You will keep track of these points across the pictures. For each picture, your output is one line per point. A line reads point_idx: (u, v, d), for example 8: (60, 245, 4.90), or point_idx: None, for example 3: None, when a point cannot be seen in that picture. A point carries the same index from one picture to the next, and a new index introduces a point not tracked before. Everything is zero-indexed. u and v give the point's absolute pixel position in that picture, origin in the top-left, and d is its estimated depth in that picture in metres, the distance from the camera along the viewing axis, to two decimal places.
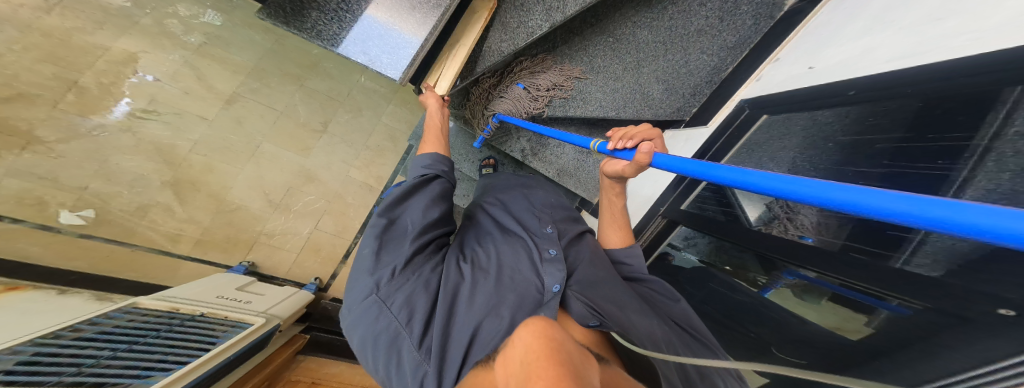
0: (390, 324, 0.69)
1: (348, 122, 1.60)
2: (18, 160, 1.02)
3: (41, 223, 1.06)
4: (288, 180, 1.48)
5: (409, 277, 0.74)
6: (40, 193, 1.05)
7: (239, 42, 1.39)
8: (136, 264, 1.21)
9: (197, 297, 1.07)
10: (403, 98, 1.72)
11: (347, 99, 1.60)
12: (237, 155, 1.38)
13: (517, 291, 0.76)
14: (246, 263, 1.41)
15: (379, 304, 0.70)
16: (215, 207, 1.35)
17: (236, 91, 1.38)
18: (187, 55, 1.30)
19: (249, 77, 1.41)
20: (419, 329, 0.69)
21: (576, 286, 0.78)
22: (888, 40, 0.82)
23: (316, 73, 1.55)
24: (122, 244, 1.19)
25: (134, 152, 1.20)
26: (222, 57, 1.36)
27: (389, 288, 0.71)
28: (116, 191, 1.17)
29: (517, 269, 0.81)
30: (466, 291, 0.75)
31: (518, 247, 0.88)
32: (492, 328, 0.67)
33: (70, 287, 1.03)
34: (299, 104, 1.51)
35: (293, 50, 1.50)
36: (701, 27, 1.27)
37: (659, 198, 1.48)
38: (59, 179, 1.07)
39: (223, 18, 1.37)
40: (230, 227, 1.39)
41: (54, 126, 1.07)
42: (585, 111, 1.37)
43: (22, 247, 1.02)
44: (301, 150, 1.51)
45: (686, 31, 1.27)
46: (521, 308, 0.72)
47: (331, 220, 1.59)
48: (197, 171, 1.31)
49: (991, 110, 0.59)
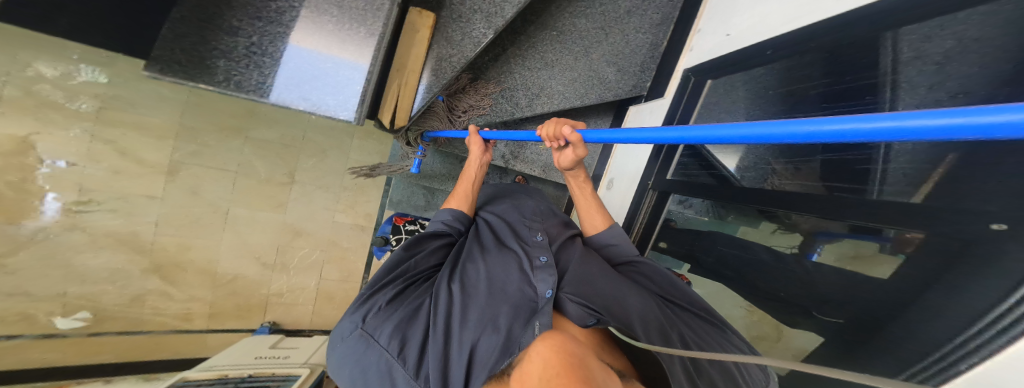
0: (383, 352, 0.86)
1: (314, 167, 1.69)
2: None
3: (44, 333, 1.39)
4: (277, 236, 1.70)
5: (397, 310, 0.92)
6: (28, 310, 1.37)
7: (149, 102, 1.42)
8: (163, 345, 1.58)
9: (236, 362, 1.23)
10: (365, 130, 1.75)
11: (304, 143, 1.66)
12: (207, 228, 1.58)
13: (508, 301, 0.96)
14: (268, 324, 1.68)
15: (370, 339, 0.87)
16: (211, 281, 1.63)
17: (173, 161, 1.50)
18: (90, 125, 1.37)
19: (180, 139, 1.49)
20: (412, 358, 0.87)
21: (568, 286, 0.99)
22: (778, 7, 1.05)
23: (256, 121, 1.58)
24: (137, 333, 1.54)
25: (88, 248, 1.43)
26: (126, 118, 1.41)
27: (375, 323, 0.89)
28: (100, 291, 1.47)
29: (509, 281, 1.02)
30: (458, 311, 0.94)
31: (511, 262, 1.07)
32: (483, 343, 0.88)
33: (117, 374, 1.47)
34: (253, 158, 1.60)
35: (220, 101, 1.52)
36: (629, 8, 1.38)
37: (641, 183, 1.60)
38: (30, 292, 1.36)
39: (107, 73, 1.37)
40: (235, 296, 1.68)
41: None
42: (550, 106, 1.45)
43: (39, 356, 1.38)
44: (277, 206, 1.67)
45: (617, 13, 1.36)
46: (515, 319, 0.91)
47: (335, 268, 1.83)
48: (174, 252, 1.56)
49: (881, 50, 0.78)
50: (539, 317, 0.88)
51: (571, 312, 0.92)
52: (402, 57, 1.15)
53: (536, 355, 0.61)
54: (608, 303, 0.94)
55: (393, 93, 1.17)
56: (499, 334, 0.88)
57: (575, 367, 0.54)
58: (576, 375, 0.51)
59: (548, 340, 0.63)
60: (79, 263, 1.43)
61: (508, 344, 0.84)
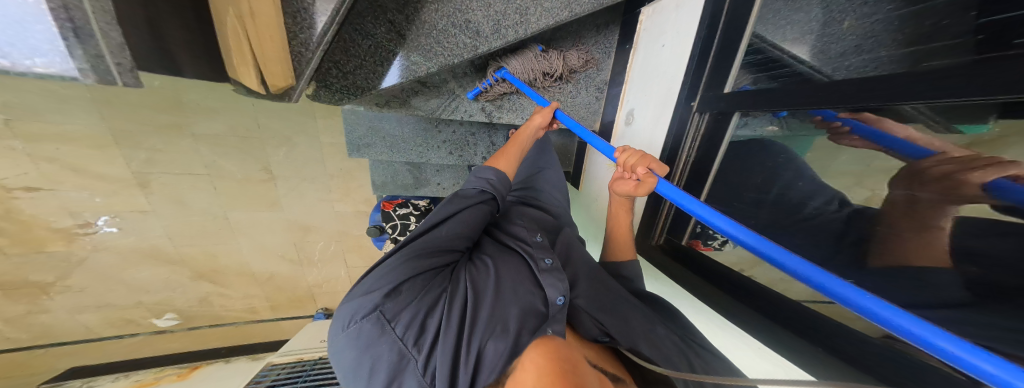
0: (393, 343, 0.58)
1: (287, 157, 1.48)
2: (60, 298, 1.48)
3: (152, 330, 1.68)
4: (287, 234, 1.68)
5: (416, 293, 0.63)
6: (124, 315, 1.62)
7: (52, 104, 1.13)
8: (250, 333, 1.86)
9: (307, 345, 1.36)
10: (326, 107, 1.44)
11: (264, 130, 1.41)
12: (218, 232, 1.57)
13: (519, 304, 0.67)
14: (321, 310, 1.87)
15: (383, 324, 0.59)
16: (252, 278, 1.75)
17: (137, 172, 1.34)
18: (22, 144, 1.16)
19: (123, 147, 1.28)
20: (429, 350, 0.60)
21: (583, 298, 0.73)
22: None
23: (193, 113, 1.30)
24: (225, 325, 1.81)
25: (137, 263, 1.53)
26: (47, 131, 1.16)
27: (394, 305, 0.60)
28: (170, 296, 1.65)
29: (519, 279, 0.73)
30: (476, 307, 0.66)
31: (515, 256, 0.80)
32: (494, 347, 0.61)
33: None
34: (217, 158, 1.40)
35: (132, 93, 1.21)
36: None
37: (662, 88, 0.93)
38: (112, 301, 1.57)
39: None
40: (284, 289, 1.84)
41: (44, 268, 1.40)
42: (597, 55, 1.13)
43: (166, 344, 1.73)
44: (270, 203, 1.57)
45: None
46: (528, 323, 0.64)
47: (355, 255, 1.85)
48: (203, 258, 1.62)
49: None
50: (553, 327, 0.65)
51: (585, 328, 0.70)
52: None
53: (529, 365, 0.57)
54: (618, 323, 0.70)
55: (288, 12, 0.58)
56: (513, 342, 0.61)
57: (569, 375, 0.53)
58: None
59: (541, 345, 0.61)
60: (132, 278, 1.55)
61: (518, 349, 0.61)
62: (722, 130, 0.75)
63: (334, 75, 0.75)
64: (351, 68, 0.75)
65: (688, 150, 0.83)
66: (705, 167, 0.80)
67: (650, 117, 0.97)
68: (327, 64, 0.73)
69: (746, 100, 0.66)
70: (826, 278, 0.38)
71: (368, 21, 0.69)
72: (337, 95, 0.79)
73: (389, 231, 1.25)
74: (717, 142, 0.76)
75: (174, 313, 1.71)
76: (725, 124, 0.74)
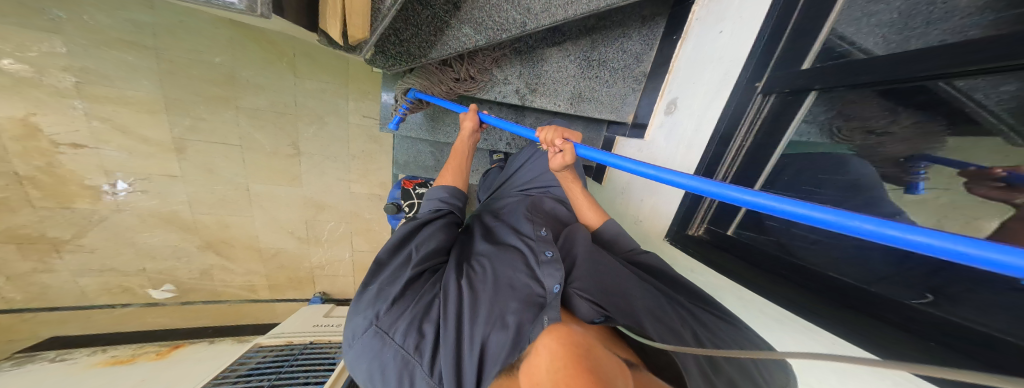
0: (398, 351, 0.66)
1: (316, 135, 1.56)
2: (68, 258, 1.49)
3: (146, 302, 1.64)
4: (302, 210, 1.70)
5: (411, 302, 0.71)
6: (123, 283, 1.59)
7: (122, 71, 1.27)
8: (243, 313, 1.81)
9: (299, 330, 1.32)
10: (359, 89, 1.54)
11: (300, 108, 1.50)
12: (237, 202, 1.61)
13: (512, 298, 0.70)
14: (319, 294, 1.83)
15: (384, 337, 0.67)
16: (258, 255, 1.75)
17: (176, 138, 1.42)
18: (84, 102, 1.28)
19: (171, 113, 1.38)
20: (431, 351, 0.66)
21: (584, 282, 0.70)
22: None
23: (241, 87, 1.41)
24: (220, 302, 1.77)
25: (151, 228, 1.55)
26: (110, 92, 1.28)
27: (390, 317, 0.69)
28: (173, 265, 1.64)
29: (512, 276, 0.76)
30: (469, 305, 0.70)
31: (512, 254, 0.84)
32: (494, 340, 0.64)
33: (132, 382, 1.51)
34: (253, 131, 1.49)
35: (192, 65, 1.33)
36: None
37: (708, 78, 0.93)
38: (116, 267, 1.56)
39: (65, 41, 1.19)
40: (286, 268, 1.82)
41: (63, 224, 1.43)
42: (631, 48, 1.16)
43: (156, 319, 1.68)
44: (292, 179, 1.63)
45: None
46: (524, 312, 0.66)
47: (363, 239, 1.86)
48: (216, 228, 1.64)
49: None
50: (548, 312, 0.62)
51: (580, 310, 0.65)
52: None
53: (542, 348, 0.52)
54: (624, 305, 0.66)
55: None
56: (509, 333, 0.63)
57: (580, 352, 0.49)
58: (578, 367, 0.46)
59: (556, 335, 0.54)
60: (142, 242, 1.56)
61: (520, 339, 0.61)
62: (795, 109, 0.69)
63: (391, 41, 0.84)
64: (409, 36, 0.84)
65: (744, 137, 0.80)
66: (760, 154, 0.77)
67: (696, 107, 0.95)
68: (388, 31, 0.82)
69: (822, 74, 0.63)
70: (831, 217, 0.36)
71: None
72: (389, 60, 0.90)
73: (406, 209, 1.22)
74: (783, 125, 0.72)
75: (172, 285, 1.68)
76: (796, 105, 0.69)
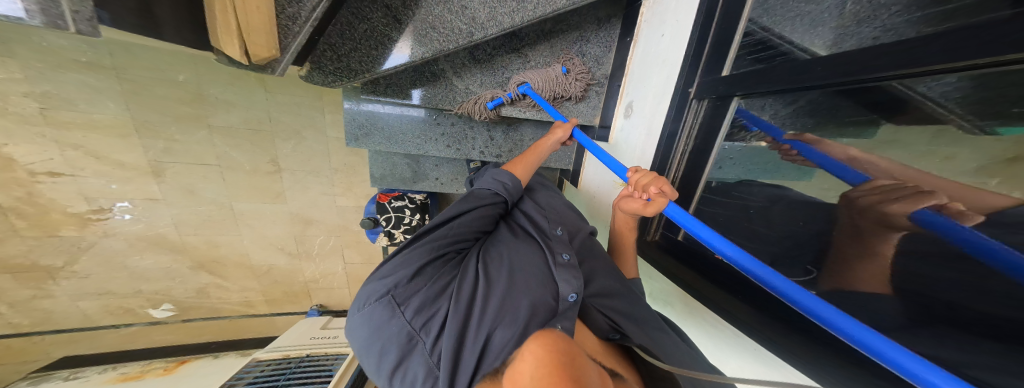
0: (404, 325, 0.65)
1: (295, 151, 1.53)
2: (65, 283, 1.51)
3: (147, 320, 1.68)
4: (289, 226, 1.69)
5: (427, 280, 0.69)
6: (121, 304, 1.62)
7: (84, 95, 1.22)
8: (244, 327, 1.86)
9: (296, 343, 1.36)
10: (334, 101, 1.48)
11: (274, 124, 1.46)
12: (222, 222, 1.60)
13: (529, 296, 0.69)
14: (315, 307, 1.87)
15: (394, 308, 0.66)
16: (251, 271, 1.76)
17: (152, 161, 1.40)
18: (51, 130, 1.24)
19: (142, 136, 1.34)
20: (435, 333, 0.65)
21: (604, 299, 0.75)
22: None
23: (211, 106, 1.37)
24: (220, 318, 1.81)
25: (141, 251, 1.56)
26: (76, 118, 1.24)
27: (406, 290, 0.67)
28: (169, 286, 1.66)
29: (532, 272, 0.74)
30: (482, 296, 0.69)
31: (534, 249, 0.81)
32: (500, 335, 0.62)
33: None
34: (229, 150, 1.46)
35: (156, 85, 1.28)
36: None
37: (658, 81, 0.94)
38: (113, 289, 1.58)
39: (18, 67, 1.14)
40: (281, 283, 1.84)
41: (55, 251, 1.44)
42: (594, 54, 1.16)
43: (160, 336, 1.73)
44: (275, 196, 1.61)
45: None
46: (537, 316, 0.66)
47: (353, 251, 1.86)
48: (206, 248, 1.64)
49: None
50: (559, 322, 0.65)
51: (597, 323, 0.71)
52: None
53: (529, 354, 0.50)
54: (637, 326, 0.71)
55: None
56: (519, 330, 0.62)
57: (569, 360, 0.48)
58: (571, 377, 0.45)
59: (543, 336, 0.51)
60: (134, 265, 1.57)
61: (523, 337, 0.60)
62: (722, 115, 0.75)
63: (326, 56, 0.82)
64: (344, 50, 0.82)
65: (685, 144, 0.84)
66: (703, 158, 0.81)
67: (648, 110, 0.97)
68: (324, 46, 0.81)
69: (747, 81, 0.65)
70: (836, 315, 0.41)
71: (365, 6, 0.77)
72: (327, 76, 0.85)
73: (383, 223, 1.26)
74: (715, 133, 0.77)
75: (171, 304, 1.71)
76: (724, 109, 0.74)
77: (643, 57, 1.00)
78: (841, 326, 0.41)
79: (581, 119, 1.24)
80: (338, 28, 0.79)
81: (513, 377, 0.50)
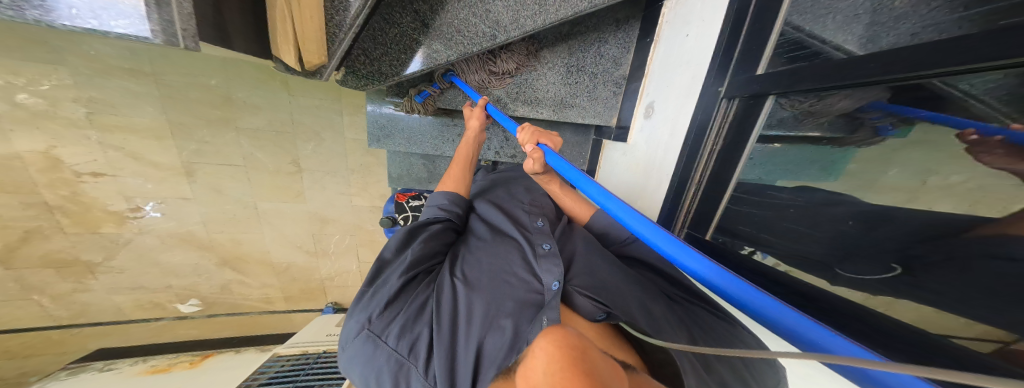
0: (393, 355, 0.65)
1: (315, 151, 1.59)
2: (102, 277, 1.59)
3: (176, 315, 1.76)
4: (306, 225, 1.75)
5: (405, 304, 0.71)
6: (152, 299, 1.70)
7: (126, 99, 1.31)
8: (264, 323, 1.91)
9: (314, 339, 1.39)
10: (352, 104, 1.54)
11: (296, 126, 1.52)
12: (246, 221, 1.67)
13: (509, 297, 0.70)
14: (331, 304, 1.91)
15: (376, 338, 0.66)
16: (271, 269, 1.82)
17: (185, 161, 1.47)
18: (95, 132, 1.33)
19: (176, 137, 1.42)
20: (426, 353, 0.65)
21: (581, 277, 0.72)
22: None
23: (239, 109, 1.44)
24: (241, 314, 1.87)
25: (172, 248, 1.63)
26: (118, 121, 1.33)
27: (384, 320, 0.68)
28: (195, 282, 1.73)
29: (511, 274, 0.76)
30: (463, 308, 0.70)
31: (510, 249, 0.83)
32: (490, 342, 0.63)
33: None
34: (254, 151, 1.53)
35: (190, 89, 1.36)
36: None
37: (681, 82, 0.95)
38: (145, 284, 1.66)
39: (69, 73, 1.23)
40: (299, 281, 1.89)
41: (95, 247, 1.53)
42: (608, 55, 1.20)
43: (187, 331, 1.80)
44: (295, 195, 1.66)
45: None
46: (522, 313, 0.66)
47: (368, 250, 1.90)
48: (230, 246, 1.71)
49: None
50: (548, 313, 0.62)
51: (582, 307, 0.65)
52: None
53: (541, 351, 0.51)
54: (620, 303, 0.65)
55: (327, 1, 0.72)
56: (508, 332, 0.62)
57: (580, 354, 0.46)
58: (581, 372, 0.42)
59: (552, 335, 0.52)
60: (165, 261, 1.65)
61: (517, 341, 0.59)
62: (754, 115, 0.73)
63: (361, 60, 0.85)
64: (378, 54, 0.85)
65: (714, 142, 0.82)
66: (732, 156, 0.78)
67: (671, 110, 0.99)
68: (358, 50, 0.84)
69: (783, 80, 0.64)
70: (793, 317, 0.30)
71: (396, 11, 0.80)
72: (362, 80, 0.90)
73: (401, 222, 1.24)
74: (746, 133, 0.75)
75: (197, 299, 1.79)
76: (757, 108, 0.72)
77: (665, 57, 1.03)
78: (786, 322, 0.31)
79: (598, 118, 1.28)
80: (372, 32, 0.81)
81: (527, 376, 0.49)
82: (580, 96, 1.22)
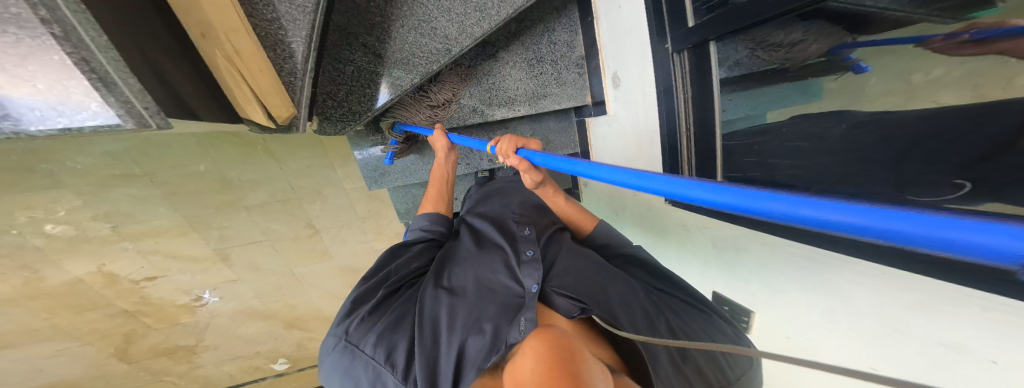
0: (371, 363, 0.59)
1: (323, 211, 1.60)
2: (198, 355, 1.82)
3: (269, 372, 2.01)
4: (342, 277, 1.84)
5: (385, 311, 0.66)
6: (244, 363, 1.93)
7: (137, 206, 1.33)
8: None
9: None
10: (339, 154, 1.51)
11: (297, 191, 1.52)
12: (290, 286, 1.78)
13: (491, 300, 0.65)
14: None
15: (355, 348, 0.61)
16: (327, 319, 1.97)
17: (215, 248, 1.53)
18: (130, 243, 1.40)
19: (196, 230, 1.46)
20: (404, 358, 0.59)
21: (564, 278, 0.67)
22: None
23: (240, 189, 1.44)
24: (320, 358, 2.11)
25: (241, 322, 1.80)
26: (143, 228, 1.38)
27: (363, 329, 0.63)
28: (273, 342, 1.94)
29: (491, 275, 0.70)
30: (445, 312, 0.64)
31: (490, 250, 0.76)
32: (472, 343, 0.59)
33: None
34: (269, 224, 1.55)
35: (188, 179, 1.35)
36: None
37: (646, 43, 0.89)
38: (234, 352, 1.88)
39: (76, 194, 1.25)
40: None
41: (184, 333, 1.73)
42: (558, 37, 1.09)
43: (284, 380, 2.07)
44: (322, 255, 1.73)
45: None
46: (502, 316, 0.61)
47: None
48: (286, 309, 1.85)
49: None
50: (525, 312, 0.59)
51: (560, 306, 0.62)
52: (195, 12, 0.48)
53: (529, 350, 0.46)
54: (598, 297, 0.63)
55: (269, 45, 0.56)
56: (488, 335, 0.58)
57: (568, 356, 0.41)
58: (571, 373, 0.38)
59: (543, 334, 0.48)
60: (241, 332, 1.83)
61: (495, 342, 0.56)
62: (707, 59, 0.75)
63: (330, 104, 0.72)
64: (343, 94, 0.72)
65: (683, 90, 0.81)
66: (705, 96, 0.78)
67: (638, 74, 0.94)
68: (322, 96, 0.71)
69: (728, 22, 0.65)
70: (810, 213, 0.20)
71: (345, 48, 0.67)
72: (340, 124, 0.75)
73: None
74: (710, 78, 0.76)
75: (285, 357, 2.04)
76: (705, 55, 0.75)
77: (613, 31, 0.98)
78: (833, 219, 0.19)
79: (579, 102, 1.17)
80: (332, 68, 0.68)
81: (513, 374, 0.46)
82: (547, 83, 1.11)
